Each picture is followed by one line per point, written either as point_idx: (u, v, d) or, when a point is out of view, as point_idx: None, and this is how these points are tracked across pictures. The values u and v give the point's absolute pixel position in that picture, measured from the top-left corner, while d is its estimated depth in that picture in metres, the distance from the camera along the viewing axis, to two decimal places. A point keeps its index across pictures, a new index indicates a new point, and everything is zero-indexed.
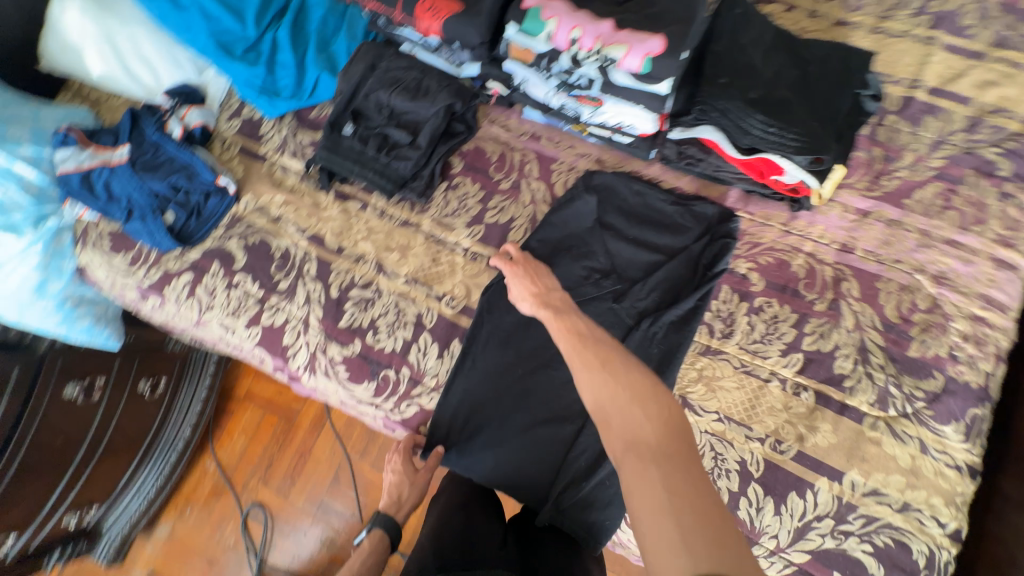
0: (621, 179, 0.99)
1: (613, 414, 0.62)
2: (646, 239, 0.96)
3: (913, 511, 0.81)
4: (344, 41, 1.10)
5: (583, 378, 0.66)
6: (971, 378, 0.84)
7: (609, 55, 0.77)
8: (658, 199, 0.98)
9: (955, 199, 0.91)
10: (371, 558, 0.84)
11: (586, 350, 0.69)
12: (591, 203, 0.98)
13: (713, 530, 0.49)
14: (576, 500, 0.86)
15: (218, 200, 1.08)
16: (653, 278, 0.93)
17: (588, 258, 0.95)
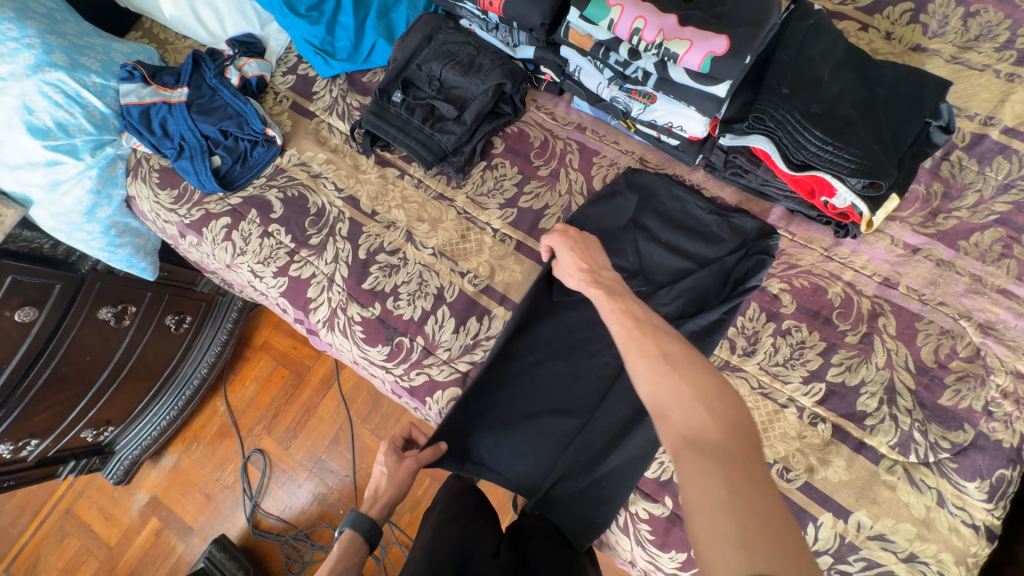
0: (662, 182, 0.97)
1: (668, 399, 0.53)
2: (679, 245, 0.94)
3: (918, 563, 0.76)
4: (404, 9, 1.11)
5: (634, 357, 0.58)
6: (1004, 437, 0.79)
7: (671, 50, 0.75)
8: (697, 206, 0.95)
9: (1016, 248, 0.86)
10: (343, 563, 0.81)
11: (641, 329, 0.61)
12: (627, 202, 0.97)
13: (785, 552, 0.41)
14: (569, 494, 0.86)
15: (263, 150, 1.11)
16: (680, 284, 0.91)
17: (617, 256, 0.94)
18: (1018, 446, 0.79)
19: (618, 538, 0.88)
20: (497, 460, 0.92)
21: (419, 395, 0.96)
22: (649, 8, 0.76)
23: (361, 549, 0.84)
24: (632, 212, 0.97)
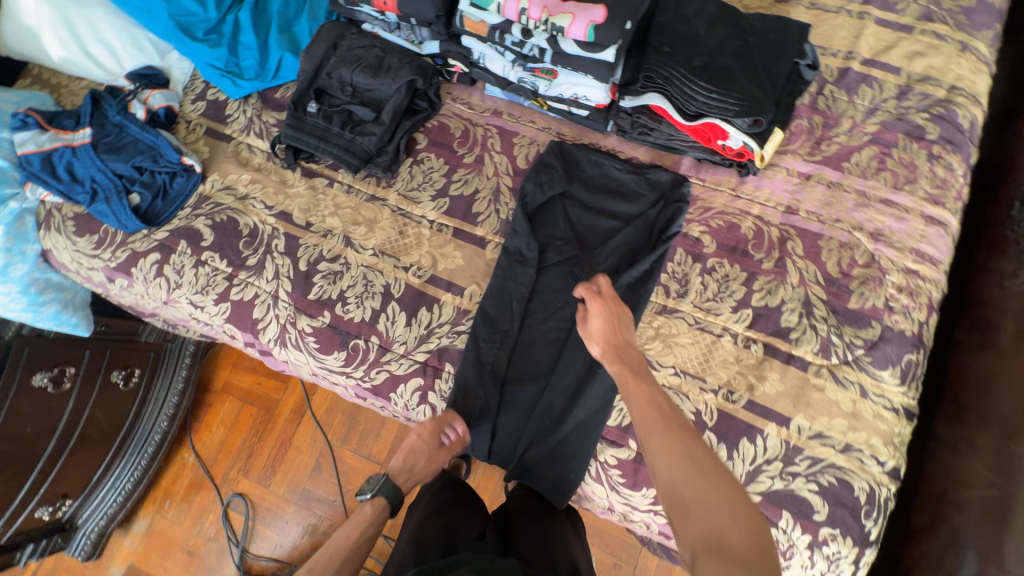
0: (580, 151, 1.03)
1: (691, 497, 0.60)
2: (605, 207, 1.00)
3: (854, 451, 0.86)
4: (306, 21, 1.12)
5: (658, 453, 0.66)
6: (905, 326, 0.90)
7: (556, 24, 0.82)
8: (615, 167, 1.02)
9: (889, 161, 0.98)
10: (364, 525, 0.82)
11: (666, 427, 0.68)
12: (553, 173, 1.01)
13: None
14: (541, 456, 0.90)
15: (184, 180, 1.09)
16: (612, 243, 0.97)
17: (553, 229, 1.00)
18: (917, 332, 0.90)
19: (593, 488, 0.92)
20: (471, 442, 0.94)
21: (383, 393, 0.97)
22: None
23: (384, 519, 0.84)
24: (561, 181, 1.01)
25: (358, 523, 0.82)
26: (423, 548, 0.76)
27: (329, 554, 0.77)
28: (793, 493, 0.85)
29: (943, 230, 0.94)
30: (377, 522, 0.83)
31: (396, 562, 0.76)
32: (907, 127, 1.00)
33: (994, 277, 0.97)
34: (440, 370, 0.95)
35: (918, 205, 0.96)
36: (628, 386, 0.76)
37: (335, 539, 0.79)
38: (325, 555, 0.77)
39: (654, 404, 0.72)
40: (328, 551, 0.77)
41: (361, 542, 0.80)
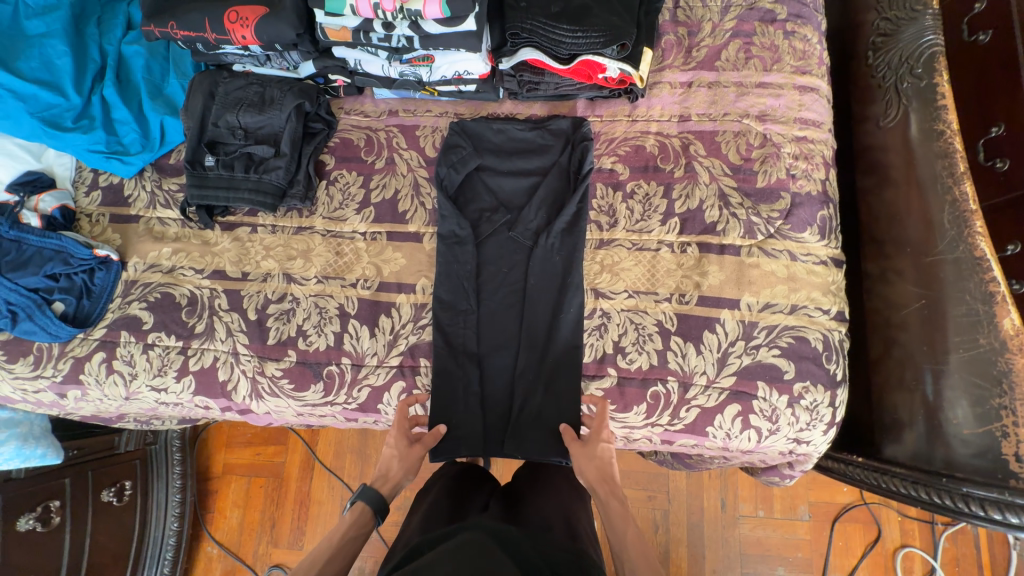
0: (482, 124, 1.06)
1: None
2: (520, 168, 1.05)
3: (801, 309, 0.94)
4: (176, 80, 1.10)
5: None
6: (810, 188, 0.99)
7: (411, 9, 0.84)
8: (517, 129, 1.06)
9: (753, 49, 1.06)
10: (351, 537, 0.80)
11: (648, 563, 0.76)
12: (463, 151, 1.04)
13: None
14: (533, 416, 0.96)
15: (104, 273, 1.05)
16: (536, 199, 1.02)
17: (479, 203, 1.04)
18: (821, 190, 1.00)
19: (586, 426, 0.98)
20: (463, 424, 0.97)
21: (371, 407, 0.99)
22: None
23: (369, 526, 0.83)
24: (472, 157, 1.04)
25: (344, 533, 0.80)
26: (429, 518, 0.84)
27: (314, 564, 0.76)
28: (761, 363, 0.93)
29: (816, 94, 1.04)
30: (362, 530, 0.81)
31: (405, 535, 0.84)
32: (760, 15, 1.08)
33: (872, 122, 1.07)
34: (417, 366, 0.98)
35: (789, 79, 1.04)
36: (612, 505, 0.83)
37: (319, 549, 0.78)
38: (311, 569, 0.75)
39: (640, 538, 0.79)
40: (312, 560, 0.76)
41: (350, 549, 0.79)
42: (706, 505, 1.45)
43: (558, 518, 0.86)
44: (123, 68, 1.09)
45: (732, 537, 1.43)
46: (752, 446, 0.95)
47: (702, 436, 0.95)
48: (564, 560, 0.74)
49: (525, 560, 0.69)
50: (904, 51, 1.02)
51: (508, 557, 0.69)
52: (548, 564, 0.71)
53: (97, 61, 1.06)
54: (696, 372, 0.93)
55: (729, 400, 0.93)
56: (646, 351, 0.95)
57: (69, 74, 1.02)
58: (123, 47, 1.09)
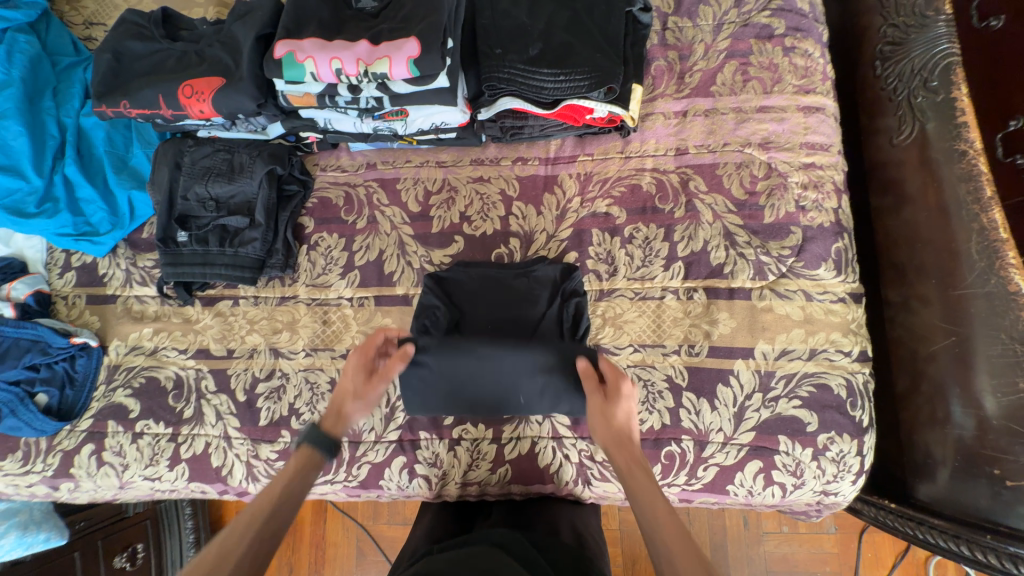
0: (460, 271, 0.94)
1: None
2: (498, 314, 0.92)
3: (821, 353, 0.88)
4: (141, 150, 1.04)
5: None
6: (823, 220, 0.92)
7: (378, 72, 0.76)
8: (500, 275, 0.94)
9: (750, 70, 0.99)
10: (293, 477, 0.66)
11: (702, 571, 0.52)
12: (437, 312, 0.90)
13: None
14: (536, 468, 0.92)
15: (85, 359, 1.01)
16: (531, 348, 0.86)
17: (457, 364, 0.85)
18: (835, 220, 0.92)
19: (598, 487, 0.92)
20: (471, 476, 0.93)
21: (372, 484, 0.95)
22: (338, 46, 0.77)
23: (318, 466, 0.69)
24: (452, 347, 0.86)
25: (295, 468, 0.67)
26: (436, 533, 0.85)
27: (253, 514, 0.61)
28: (781, 416, 0.87)
29: (823, 115, 0.96)
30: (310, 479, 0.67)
31: (409, 550, 0.83)
32: (757, 31, 1.00)
33: (884, 137, 0.99)
34: (417, 440, 0.94)
35: (792, 100, 0.97)
36: (635, 480, 0.63)
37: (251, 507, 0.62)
38: (258, 520, 0.60)
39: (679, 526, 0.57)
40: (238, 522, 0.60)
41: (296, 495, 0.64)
42: (728, 523, 1.39)
43: (566, 527, 0.85)
44: (84, 143, 1.03)
45: (757, 555, 1.37)
46: (776, 501, 0.89)
47: (722, 494, 0.89)
48: (573, 567, 0.71)
49: (535, 564, 0.67)
50: (917, 62, 0.94)
51: (523, 567, 0.65)
52: (555, 569, 0.69)
53: (57, 137, 1.00)
54: (711, 429, 0.88)
55: (748, 457, 0.87)
56: (657, 409, 0.89)
57: (27, 156, 0.96)
58: (84, 120, 1.03)
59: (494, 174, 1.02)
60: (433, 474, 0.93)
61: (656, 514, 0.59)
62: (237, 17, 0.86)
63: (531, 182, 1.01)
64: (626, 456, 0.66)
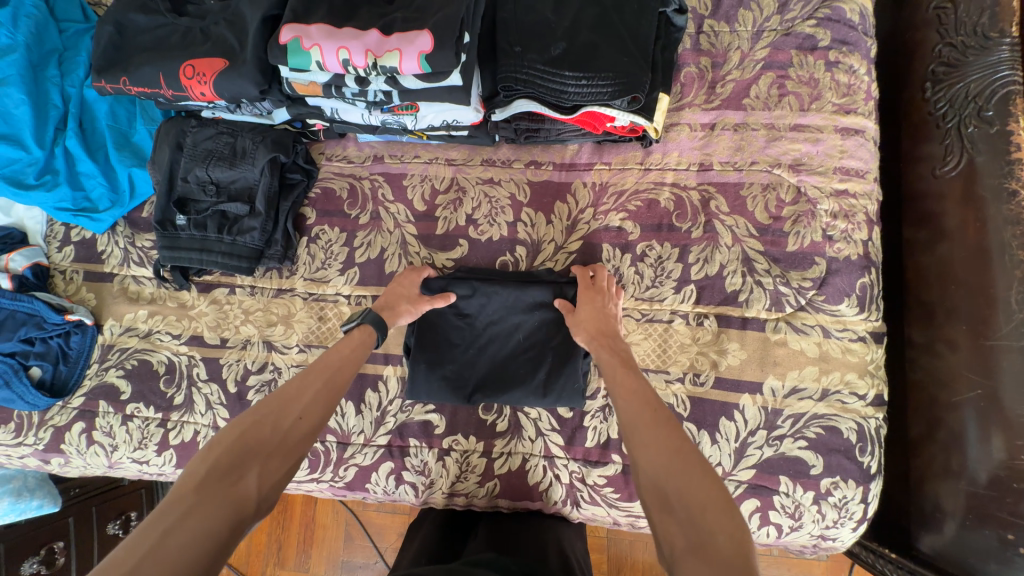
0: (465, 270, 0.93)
1: (673, 492, 0.52)
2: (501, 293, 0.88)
3: (833, 395, 0.84)
4: (144, 127, 1.01)
5: (646, 444, 0.58)
6: (850, 252, 0.86)
7: (387, 66, 0.72)
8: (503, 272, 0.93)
9: (788, 84, 0.92)
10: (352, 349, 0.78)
11: (657, 426, 0.60)
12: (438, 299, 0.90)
13: (697, 479, 0.52)
14: (526, 484, 0.90)
15: (80, 336, 1.00)
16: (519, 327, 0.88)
17: (461, 336, 0.89)
18: (864, 253, 0.86)
19: (587, 510, 0.89)
20: (459, 488, 0.91)
21: (358, 487, 0.93)
22: (347, 35, 0.72)
23: (370, 343, 0.81)
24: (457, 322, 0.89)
25: (347, 346, 0.79)
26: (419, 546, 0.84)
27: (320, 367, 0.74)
28: (784, 456, 0.83)
29: (862, 138, 0.89)
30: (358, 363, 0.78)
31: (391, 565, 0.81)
32: (799, 41, 0.93)
33: (926, 166, 0.92)
34: (406, 447, 0.92)
35: (830, 120, 0.90)
36: (609, 367, 0.72)
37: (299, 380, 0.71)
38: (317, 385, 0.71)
39: (642, 394, 0.65)
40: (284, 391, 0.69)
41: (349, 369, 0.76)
42: None
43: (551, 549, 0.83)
44: (87, 115, 1.00)
45: None
46: (770, 542, 0.86)
47: None
48: None
49: None
50: (972, 87, 0.86)
51: None
52: None
53: (59, 108, 0.98)
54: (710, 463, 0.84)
55: (746, 495, 0.84)
56: None
57: (28, 126, 0.94)
58: (87, 91, 1.00)
59: (505, 176, 0.97)
60: (420, 482, 0.91)
61: (624, 388, 0.67)
62: None
63: (543, 189, 0.96)
64: (603, 349, 0.76)
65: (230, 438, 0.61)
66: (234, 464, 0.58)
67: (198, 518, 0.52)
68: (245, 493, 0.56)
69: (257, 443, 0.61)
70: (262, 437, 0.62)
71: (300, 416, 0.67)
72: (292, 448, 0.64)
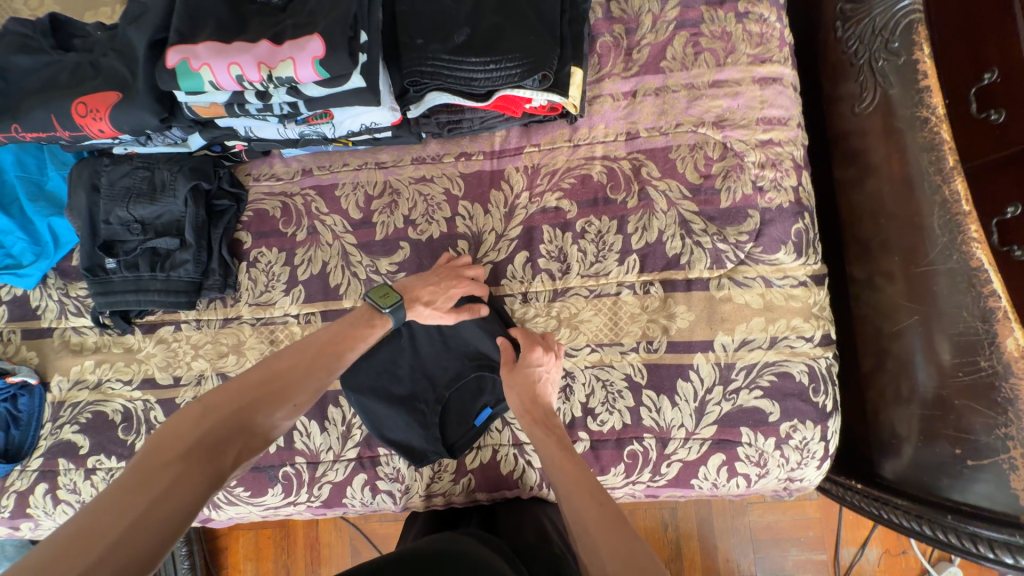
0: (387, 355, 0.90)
1: (592, 539, 0.59)
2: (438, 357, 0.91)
3: (781, 341, 0.85)
4: (56, 173, 0.97)
5: (602, 550, 0.57)
6: (782, 200, 0.87)
7: (282, 77, 0.70)
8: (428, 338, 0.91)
9: (702, 41, 0.92)
10: (363, 327, 0.80)
11: (610, 527, 0.59)
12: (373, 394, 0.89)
13: (613, 523, 0.60)
14: (508, 471, 0.90)
15: (27, 398, 0.97)
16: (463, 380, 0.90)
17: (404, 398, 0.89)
18: (795, 199, 0.88)
19: None
20: (441, 488, 0.91)
21: (335, 503, 0.93)
22: (235, 49, 0.70)
23: (371, 324, 0.81)
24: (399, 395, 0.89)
25: (356, 321, 0.80)
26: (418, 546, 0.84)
27: (293, 346, 0.74)
28: (743, 408, 0.85)
29: (780, 86, 0.90)
30: (336, 366, 0.75)
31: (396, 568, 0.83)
32: None
33: (846, 105, 0.94)
34: (376, 456, 0.92)
35: (747, 71, 0.90)
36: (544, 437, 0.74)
37: (231, 386, 0.66)
38: (312, 351, 0.74)
39: (586, 483, 0.65)
40: (205, 401, 0.64)
41: (304, 375, 0.71)
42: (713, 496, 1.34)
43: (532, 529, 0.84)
44: None
45: (743, 527, 1.32)
46: (742, 491, 0.88)
47: (687, 488, 0.88)
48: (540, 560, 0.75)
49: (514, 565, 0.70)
50: (878, 21, 0.87)
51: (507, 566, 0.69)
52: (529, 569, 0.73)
53: None
54: (673, 426, 0.86)
55: (711, 451, 0.85)
56: (618, 409, 0.87)
57: None
58: None
59: (437, 172, 0.96)
60: (396, 488, 0.91)
61: (568, 479, 0.67)
62: (130, 20, 0.78)
63: (477, 180, 0.95)
64: (539, 428, 0.75)
65: (135, 460, 0.57)
66: (222, 435, 0.61)
67: (189, 484, 0.56)
68: (217, 479, 0.58)
69: (155, 462, 0.57)
70: (237, 407, 0.64)
71: (295, 395, 0.69)
72: (286, 395, 0.68)
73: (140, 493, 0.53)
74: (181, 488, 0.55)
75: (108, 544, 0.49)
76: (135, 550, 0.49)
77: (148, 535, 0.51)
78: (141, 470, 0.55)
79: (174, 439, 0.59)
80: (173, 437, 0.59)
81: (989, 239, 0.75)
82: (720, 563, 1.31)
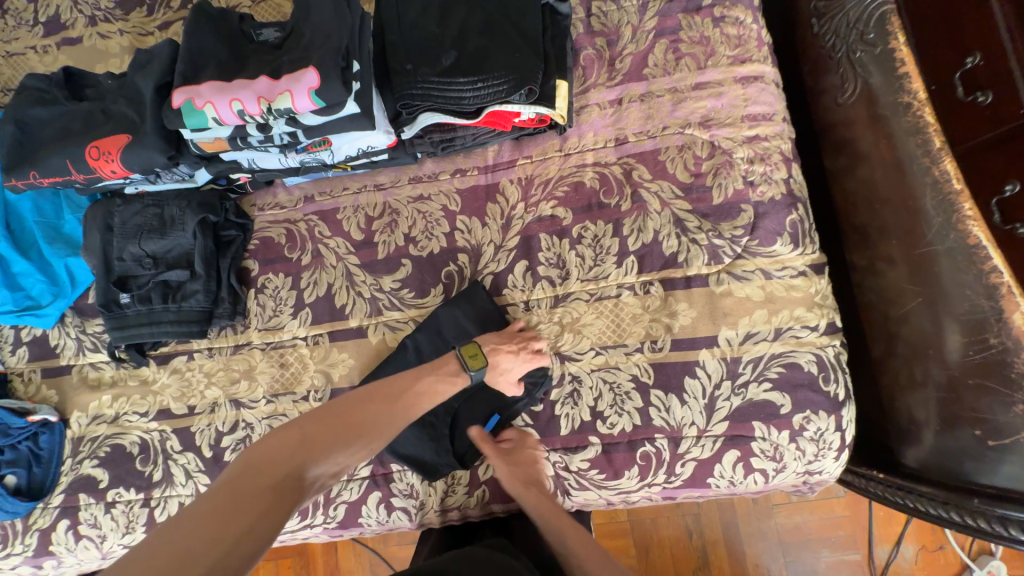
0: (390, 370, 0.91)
1: None
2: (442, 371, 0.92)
3: (786, 332, 0.85)
4: (72, 216, 1.02)
5: None
6: (774, 193, 0.88)
7: (281, 108, 0.73)
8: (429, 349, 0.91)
9: (682, 47, 0.95)
10: (442, 374, 0.82)
11: None
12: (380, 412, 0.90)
13: None
14: None
15: (48, 435, 0.99)
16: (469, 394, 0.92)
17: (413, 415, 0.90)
18: (787, 191, 0.89)
19: (578, 496, 0.90)
20: (455, 502, 0.91)
21: (351, 523, 0.93)
22: (236, 86, 0.74)
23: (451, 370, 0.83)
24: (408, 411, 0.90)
25: (437, 369, 0.82)
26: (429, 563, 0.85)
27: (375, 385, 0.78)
28: (752, 402, 0.84)
29: (762, 83, 0.92)
30: (414, 411, 0.77)
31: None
32: (683, 4, 0.96)
33: (829, 97, 0.96)
34: (390, 473, 0.92)
35: (728, 72, 0.93)
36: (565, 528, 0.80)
37: (321, 420, 0.71)
38: (391, 393, 0.77)
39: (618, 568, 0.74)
40: (299, 433, 0.68)
41: (383, 416, 0.74)
42: (735, 499, 1.31)
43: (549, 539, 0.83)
44: (13, 215, 1.01)
45: (770, 529, 1.28)
46: (760, 488, 0.87)
47: (704, 487, 0.87)
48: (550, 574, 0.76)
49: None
50: (852, 14, 0.90)
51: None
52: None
53: None
54: (684, 424, 0.85)
55: (725, 447, 0.85)
56: (627, 410, 0.87)
57: None
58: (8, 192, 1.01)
59: (434, 190, 0.99)
60: (411, 505, 0.91)
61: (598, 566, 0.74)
62: (137, 68, 0.83)
63: (473, 194, 0.98)
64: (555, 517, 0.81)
65: (235, 478, 0.62)
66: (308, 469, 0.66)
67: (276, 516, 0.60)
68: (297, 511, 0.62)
69: (251, 486, 0.61)
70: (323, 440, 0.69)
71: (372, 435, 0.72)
72: (365, 436, 0.72)
73: (236, 518, 0.58)
74: (270, 518, 0.59)
75: (204, 563, 0.53)
76: (225, 574, 0.53)
77: (238, 559, 0.55)
78: (238, 492, 0.60)
79: (269, 466, 0.64)
80: (269, 461, 0.65)
81: (992, 219, 0.73)
82: (749, 568, 1.27)
